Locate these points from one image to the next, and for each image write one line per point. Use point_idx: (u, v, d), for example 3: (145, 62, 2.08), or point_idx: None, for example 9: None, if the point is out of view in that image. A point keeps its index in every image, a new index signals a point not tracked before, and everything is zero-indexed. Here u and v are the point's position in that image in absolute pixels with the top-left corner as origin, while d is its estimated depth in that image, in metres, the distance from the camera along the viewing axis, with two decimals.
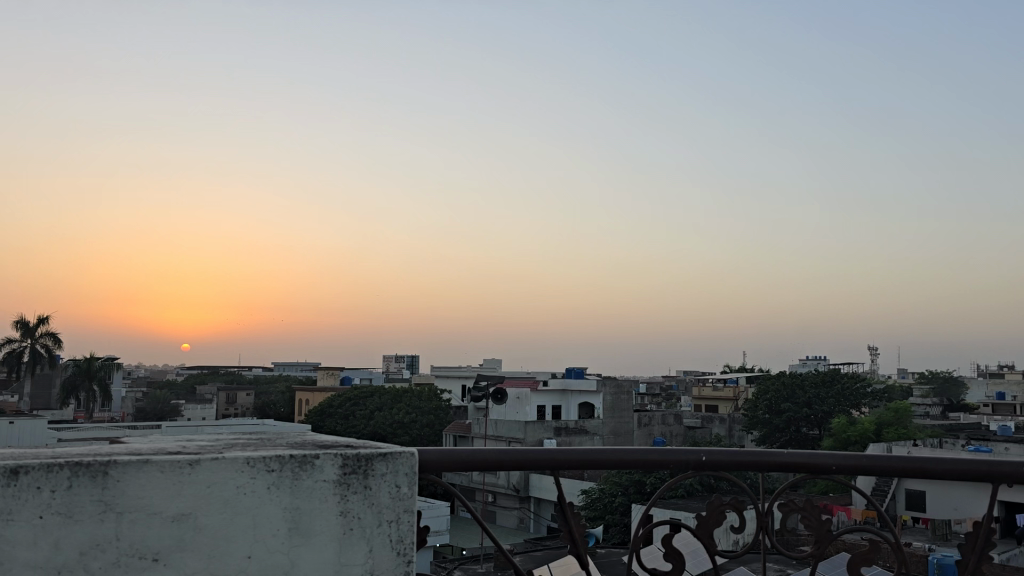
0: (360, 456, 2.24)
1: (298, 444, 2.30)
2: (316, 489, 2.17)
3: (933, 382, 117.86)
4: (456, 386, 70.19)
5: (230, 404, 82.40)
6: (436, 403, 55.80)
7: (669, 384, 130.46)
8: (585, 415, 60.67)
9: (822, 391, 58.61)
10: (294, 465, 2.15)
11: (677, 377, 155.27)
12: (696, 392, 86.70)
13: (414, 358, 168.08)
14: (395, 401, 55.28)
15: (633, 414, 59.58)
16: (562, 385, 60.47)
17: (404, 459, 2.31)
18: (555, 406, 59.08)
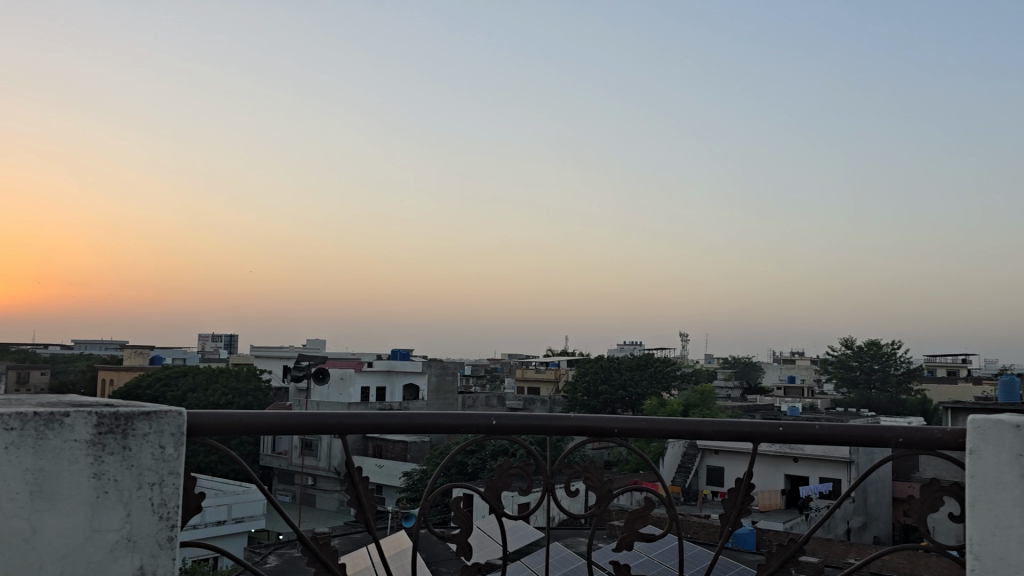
0: (118, 414, 2.12)
1: (49, 402, 2.15)
2: (65, 449, 2.04)
3: (734, 366, 127.65)
4: (276, 366, 67.95)
5: (22, 385, 75.19)
6: (256, 384, 53.91)
7: (494, 366, 132.88)
8: (410, 397, 60.71)
9: (636, 373, 62.08)
10: (37, 424, 2.01)
11: (501, 360, 158.47)
12: (520, 374, 88.90)
13: (233, 338, 161.05)
14: (211, 381, 52.69)
15: (458, 396, 60.45)
16: (387, 366, 60.00)
17: (170, 419, 2.18)
18: (379, 387, 58.54)
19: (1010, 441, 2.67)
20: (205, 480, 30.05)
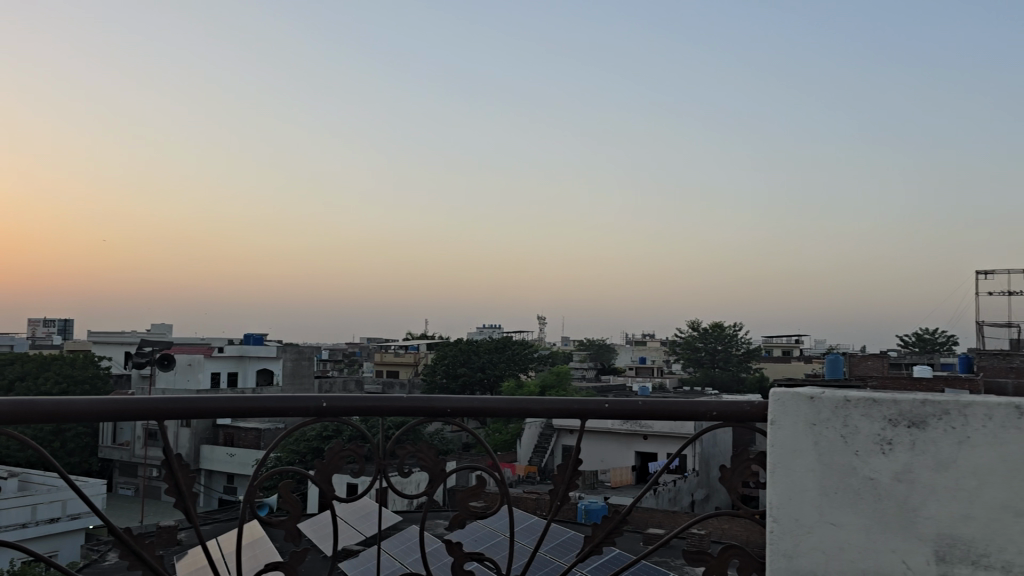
0: None
1: None
2: None
3: (590, 348, 131.80)
4: (117, 353, 64.05)
5: None
6: (93, 371, 50.60)
7: (352, 351, 130.89)
8: (263, 382, 58.86)
9: (494, 356, 62.97)
10: None
11: (358, 344, 156.29)
12: (378, 358, 88.18)
13: (67, 323, 150.31)
14: (42, 369, 48.74)
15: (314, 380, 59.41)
16: (239, 350, 57.42)
17: None
18: (231, 373, 56.17)
19: (805, 412, 2.88)
20: (28, 472, 27.47)
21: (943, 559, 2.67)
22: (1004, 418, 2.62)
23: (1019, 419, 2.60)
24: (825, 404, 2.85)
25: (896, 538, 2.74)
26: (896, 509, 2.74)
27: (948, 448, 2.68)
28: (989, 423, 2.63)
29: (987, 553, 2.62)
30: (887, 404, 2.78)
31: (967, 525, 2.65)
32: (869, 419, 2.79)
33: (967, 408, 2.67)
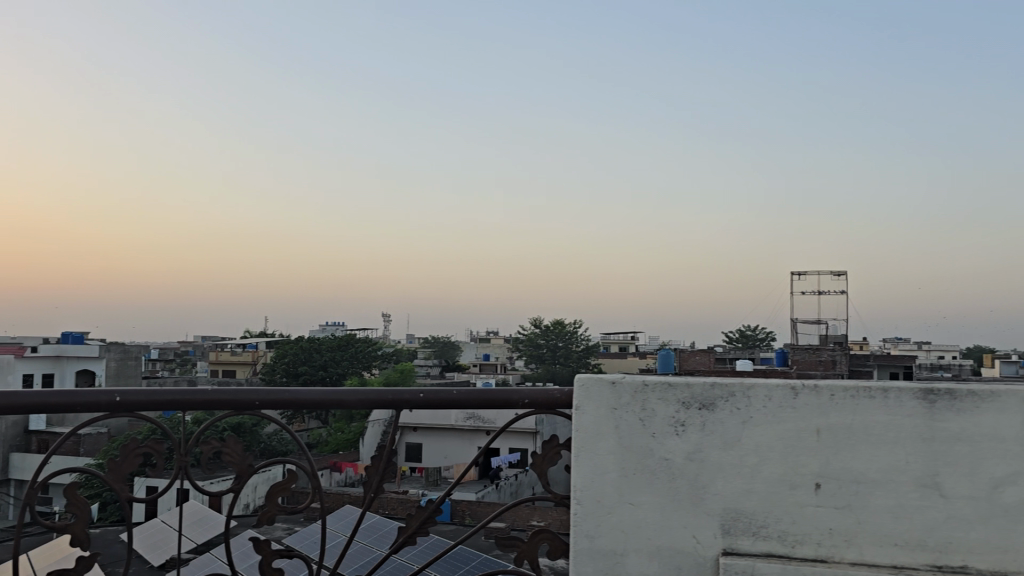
0: None
1: None
2: None
3: (435, 346, 131.81)
4: None
5: None
6: None
7: (185, 350, 124.34)
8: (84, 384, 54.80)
9: (337, 354, 61.76)
10: None
11: (192, 343, 148.52)
12: (213, 357, 84.19)
13: None
14: None
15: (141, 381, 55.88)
16: (56, 350, 53.14)
17: None
18: (48, 375, 51.88)
19: (605, 397, 3.00)
20: None
21: (727, 532, 2.85)
22: (780, 397, 2.82)
23: (793, 398, 2.80)
24: (625, 389, 2.98)
25: (688, 515, 2.89)
26: (686, 487, 2.90)
27: (732, 428, 2.86)
28: (769, 402, 2.83)
29: (764, 524, 2.81)
30: (681, 388, 2.94)
31: (746, 499, 2.84)
32: (664, 402, 2.94)
33: (750, 390, 2.86)
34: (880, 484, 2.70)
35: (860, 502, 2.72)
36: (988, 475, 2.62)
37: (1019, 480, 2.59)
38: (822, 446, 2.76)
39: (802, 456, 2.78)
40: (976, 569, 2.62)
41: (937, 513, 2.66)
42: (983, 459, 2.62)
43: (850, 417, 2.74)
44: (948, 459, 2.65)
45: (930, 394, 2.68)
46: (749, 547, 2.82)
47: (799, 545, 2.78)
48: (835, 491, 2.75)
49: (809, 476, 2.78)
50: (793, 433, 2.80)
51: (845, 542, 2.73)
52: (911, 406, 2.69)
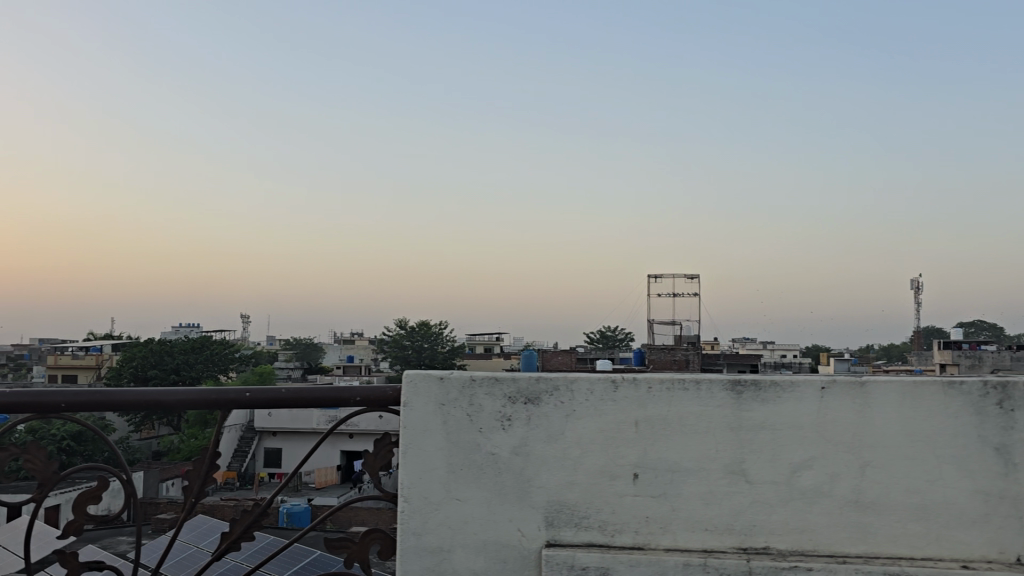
0: None
1: None
2: None
3: (296, 347, 128.35)
4: None
5: None
6: None
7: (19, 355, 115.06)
8: None
9: (190, 357, 58.97)
10: None
11: (26, 347, 137.64)
12: (52, 362, 78.39)
13: None
14: None
15: None
16: None
17: None
18: None
19: (434, 392, 2.99)
20: None
21: (551, 525, 2.90)
22: (602, 391, 2.90)
23: (615, 390, 2.89)
24: (452, 384, 2.98)
25: (513, 508, 2.92)
26: (512, 481, 2.93)
27: (557, 421, 2.91)
28: (591, 395, 2.90)
29: (586, 514, 2.88)
30: (507, 383, 2.97)
31: (569, 491, 2.89)
32: (491, 397, 2.96)
33: (572, 383, 2.92)
34: (692, 472, 2.83)
35: (674, 489, 2.84)
36: (788, 460, 2.78)
37: (816, 465, 2.77)
38: (640, 437, 2.86)
39: (622, 448, 2.87)
40: (775, 549, 2.77)
41: (743, 498, 2.80)
42: (784, 446, 2.79)
43: (666, 408, 2.85)
44: (754, 447, 2.80)
45: (738, 384, 2.83)
46: (571, 537, 2.88)
47: (618, 534, 2.86)
48: (653, 480, 2.85)
49: (628, 466, 2.87)
50: (613, 425, 2.88)
51: (661, 530, 2.83)
52: (720, 396, 2.82)
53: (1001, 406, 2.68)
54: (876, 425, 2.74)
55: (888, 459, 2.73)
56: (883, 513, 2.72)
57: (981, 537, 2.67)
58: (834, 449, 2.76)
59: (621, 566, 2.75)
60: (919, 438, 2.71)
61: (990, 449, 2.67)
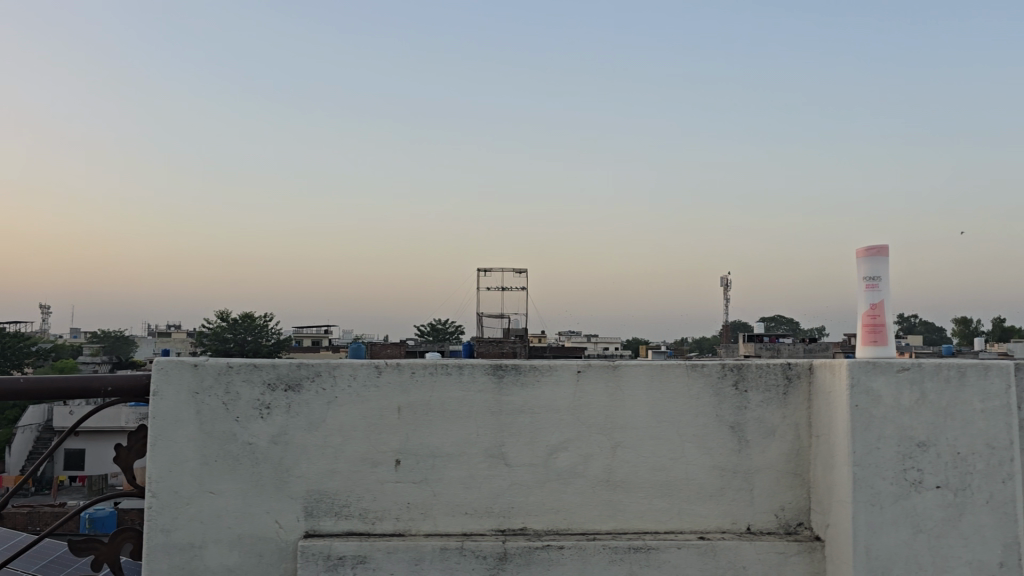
0: None
1: None
2: None
3: (104, 340, 119.33)
4: None
5: None
6: None
7: None
8: None
9: None
10: None
11: None
12: None
13: None
14: None
15: None
16: None
17: None
18: None
19: (187, 380, 2.82)
20: None
21: (310, 514, 2.82)
22: (365, 376, 2.85)
23: (377, 376, 2.85)
24: (208, 371, 2.83)
25: (270, 499, 2.82)
26: (270, 472, 2.83)
27: (317, 409, 2.84)
28: (354, 381, 2.85)
29: (346, 503, 2.82)
30: (266, 369, 2.85)
31: (330, 479, 2.83)
32: (249, 384, 2.84)
33: (334, 370, 2.85)
34: (453, 457, 2.85)
35: (434, 474, 2.85)
36: (546, 441, 2.86)
37: (570, 446, 2.86)
38: (402, 423, 2.84)
39: (383, 435, 2.84)
40: (532, 530, 2.84)
41: (502, 481, 2.85)
42: (542, 428, 2.86)
43: (428, 393, 2.85)
44: (512, 431, 2.86)
45: (499, 369, 2.87)
46: (330, 527, 2.81)
47: (379, 521, 2.82)
48: (414, 466, 2.84)
49: (390, 453, 2.84)
50: (375, 411, 2.85)
51: (422, 516, 2.83)
52: (480, 380, 2.86)
53: (737, 387, 2.89)
54: (626, 409, 2.86)
55: (636, 439, 2.87)
56: (632, 491, 2.86)
57: (717, 509, 2.86)
58: (588, 430, 2.86)
59: (379, 555, 2.72)
60: (664, 419, 2.87)
61: (726, 428, 2.87)
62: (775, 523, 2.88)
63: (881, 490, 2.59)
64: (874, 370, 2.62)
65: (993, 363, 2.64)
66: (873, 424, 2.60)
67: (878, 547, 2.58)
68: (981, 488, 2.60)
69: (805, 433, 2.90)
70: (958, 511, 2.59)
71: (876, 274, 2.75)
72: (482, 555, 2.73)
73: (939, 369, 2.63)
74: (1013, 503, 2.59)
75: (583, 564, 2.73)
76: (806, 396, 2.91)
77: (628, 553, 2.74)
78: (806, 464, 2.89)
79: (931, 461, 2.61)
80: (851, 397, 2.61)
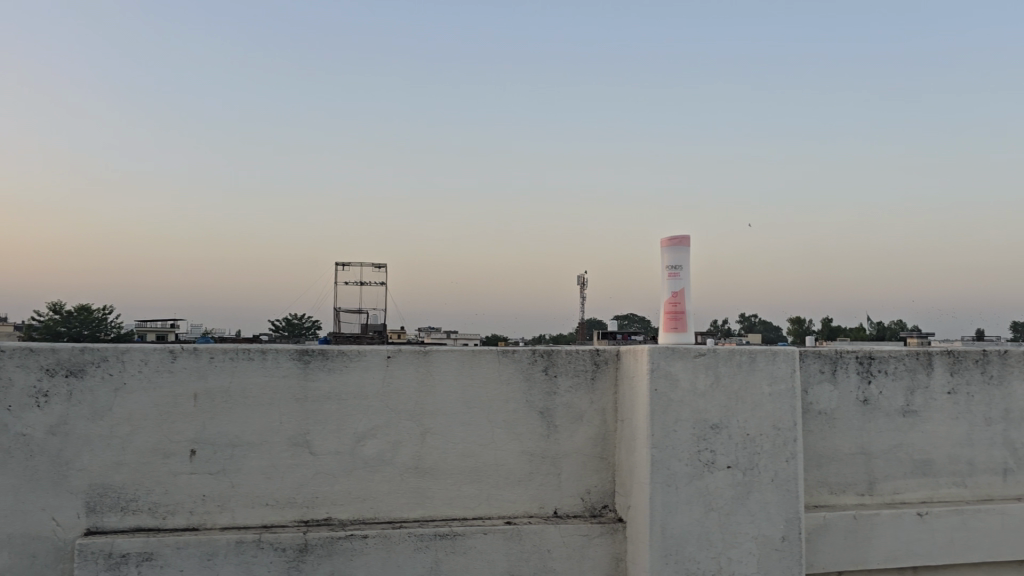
0: None
1: None
2: None
3: None
4: None
5: None
6: None
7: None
8: None
9: None
10: None
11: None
12: None
13: None
14: None
15: None
16: None
17: None
18: None
19: None
20: None
21: (93, 510, 2.62)
22: (157, 362, 2.67)
23: (171, 361, 2.67)
24: None
25: (47, 495, 2.59)
26: (47, 466, 2.60)
27: (103, 396, 2.64)
28: (144, 367, 2.66)
29: (134, 497, 2.64)
30: (44, 354, 2.62)
31: (115, 473, 2.63)
32: (23, 370, 2.59)
33: (124, 354, 2.65)
34: (252, 446, 2.72)
35: (233, 464, 2.71)
36: (353, 429, 2.78)
37: (378, 433, 2.80)
38: (199, 411, 2.69)
39: (176, 423, 2.68)
40: (337, 520, 2.76)
41: (305, 470, 2.75)
42: (348, 416, 2.78)
43: (226, 380, 2.71)
44: (319, 418, 2.76)
45: (305, 354, 2.76)
46: (114, 523, 2.62)
47: (170, 516, 2.66)
48: (209, 457, 2.70)
49: (184, 443, 2.68)
50: (169, 398, 2.67)
51: (218, 508, 2.69)
52: (285, 366, 2.74)
53: (547, 372, 2.93)
54: (435, 393, 2.83)
55: (445, 425, 2.84)
56: (440, 478, 2.83)
57: (525, 494, 2.88)
58: (396, 416, 2.81)
59: (167, 550, 2.55)
60: (474, 403, 2.86)
61: (535, 412, 2.90)
62: (582, 506, 2.93)
63: (676, 471, 2.68)
64: (673, 355, 2.71)
65: (781, 348, 2.80)
66: (670, 407, 2.69)
67: (673, 526, 2.67)
68: (767, 467, 2.74)
69: (610, 418, 2.97)
70: (746, 488, 2.72)
71: (678, 263, 2.86)
72: (281, 548, 2.62)
73: (732, 355, 2.75)
74: (795, 480, 2.75)
75: (387, 554, 2.67)
76: (612, 381, 2.98)
77: (434, 540, 2.71)
78: (611, 446, 2.96)
79: (723, 442, 2.72)
80: (652, 380, 2.69)
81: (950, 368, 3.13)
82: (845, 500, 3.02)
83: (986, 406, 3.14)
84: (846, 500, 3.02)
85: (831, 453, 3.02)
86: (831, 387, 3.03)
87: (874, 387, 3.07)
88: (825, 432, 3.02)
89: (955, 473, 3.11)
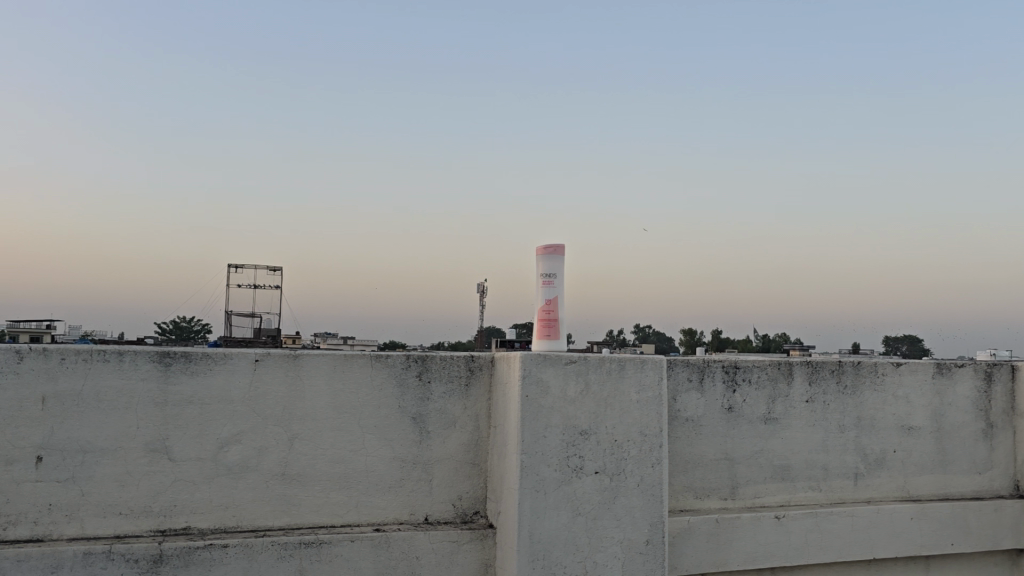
0: None
1: None
2: None
3: None
4: None
5: None
6: None
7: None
8: None
9: None
10: None
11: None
12: None
13: None
14: None
15: None
16: None
17: None
18: None
19: None
20: None
21: None
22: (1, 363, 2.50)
23: (18, 363, 2.51)
24: None
25: None
26: None
27: None
28: None
29: None
30: None
31: None
32: None
33: None
34: (105, 452, 2.59)
35: (83, 471, 2.57)
36: (215, 435, 2.69)
37: (243, 439, 2.71)
38: (46, 415, 2.54)
39: (21, 427, 2.52)
40: (196, 529, 2.65)
41: (163, 477, 2.64)
42: (212, 420, 2.69)
43: (78, 383, 2.57)
44: (178, 423, 2.66)
45: (167, 356, 2.65)
46: None
47: (11, 528, 2.49)
48: (57, 464, 2.55)
49: (29, 448, 2.53)
50: (13, 403, 2.51)
51: (66, 518, 2.54)
52: (144, 369, 2.62)
53: (421, 377, 2.91)
54: (305, 398, 2.77)
55: (313, 431, 2.78)
56: (307, 484, 2.76)
57: (395, 501, 2.85)
58: (263, 422, 2.73)
59: (5, 564, 2.40)
60: (345, 410, 2.81)
61: (407, 418, 2.88)
62: (452, 512, 2.92)
63: (545, 476, 2.70)
64: (544, 362, 2.74)
65: (649, 357, 2.87)
66: (541, 412, 2.72)
67: (540, 531, 2.69)
68: (633, 473, 2.80)
69: (483, 424, 2.98)
70: (612, 494, 2.77)
71: (552, 271, 2.91)
72: (134, 559, 2.50)
73: (602, 362, 2.80)
74: (659, 486, 2.83)
75: (248, 562, 2.59)
76: (486, 388, 3.00)
77: (298, 549, 2.64)
78: (483, 452, 2.97)
79: (591, 448, 2.77)
80: (522, 387, 2.70)
81: (809, 378, 3.28)
82: (708, 505, 3.12)
83: (840, 414, 3.31)
84: (709, 505, 3.12)
85: (696, 458, 3.12)
86: (698, 395, 3.13)
87: (738, 395, 3.18)
88: (691, 438, 3.11)
89: (811, 477, 3.27)
